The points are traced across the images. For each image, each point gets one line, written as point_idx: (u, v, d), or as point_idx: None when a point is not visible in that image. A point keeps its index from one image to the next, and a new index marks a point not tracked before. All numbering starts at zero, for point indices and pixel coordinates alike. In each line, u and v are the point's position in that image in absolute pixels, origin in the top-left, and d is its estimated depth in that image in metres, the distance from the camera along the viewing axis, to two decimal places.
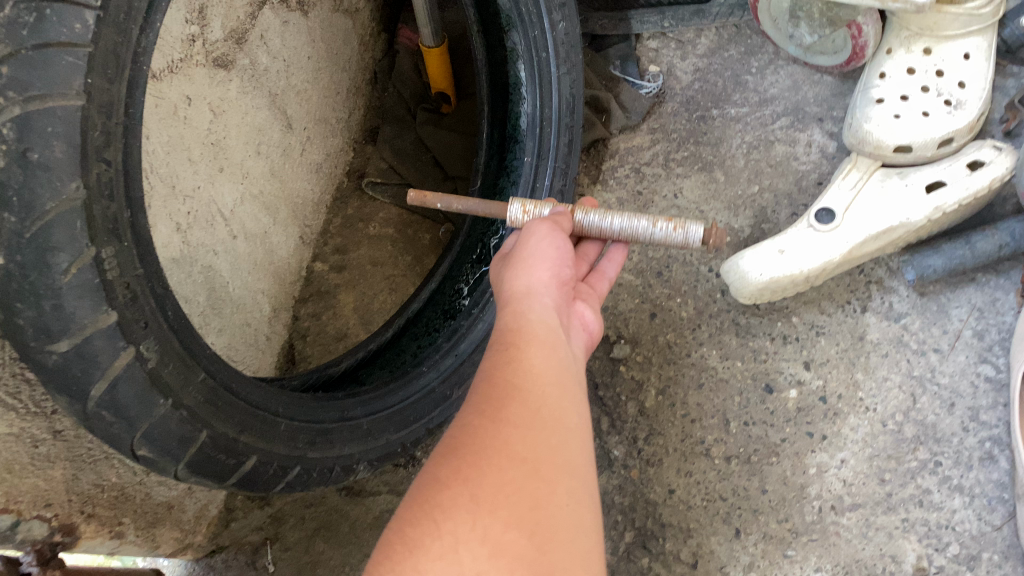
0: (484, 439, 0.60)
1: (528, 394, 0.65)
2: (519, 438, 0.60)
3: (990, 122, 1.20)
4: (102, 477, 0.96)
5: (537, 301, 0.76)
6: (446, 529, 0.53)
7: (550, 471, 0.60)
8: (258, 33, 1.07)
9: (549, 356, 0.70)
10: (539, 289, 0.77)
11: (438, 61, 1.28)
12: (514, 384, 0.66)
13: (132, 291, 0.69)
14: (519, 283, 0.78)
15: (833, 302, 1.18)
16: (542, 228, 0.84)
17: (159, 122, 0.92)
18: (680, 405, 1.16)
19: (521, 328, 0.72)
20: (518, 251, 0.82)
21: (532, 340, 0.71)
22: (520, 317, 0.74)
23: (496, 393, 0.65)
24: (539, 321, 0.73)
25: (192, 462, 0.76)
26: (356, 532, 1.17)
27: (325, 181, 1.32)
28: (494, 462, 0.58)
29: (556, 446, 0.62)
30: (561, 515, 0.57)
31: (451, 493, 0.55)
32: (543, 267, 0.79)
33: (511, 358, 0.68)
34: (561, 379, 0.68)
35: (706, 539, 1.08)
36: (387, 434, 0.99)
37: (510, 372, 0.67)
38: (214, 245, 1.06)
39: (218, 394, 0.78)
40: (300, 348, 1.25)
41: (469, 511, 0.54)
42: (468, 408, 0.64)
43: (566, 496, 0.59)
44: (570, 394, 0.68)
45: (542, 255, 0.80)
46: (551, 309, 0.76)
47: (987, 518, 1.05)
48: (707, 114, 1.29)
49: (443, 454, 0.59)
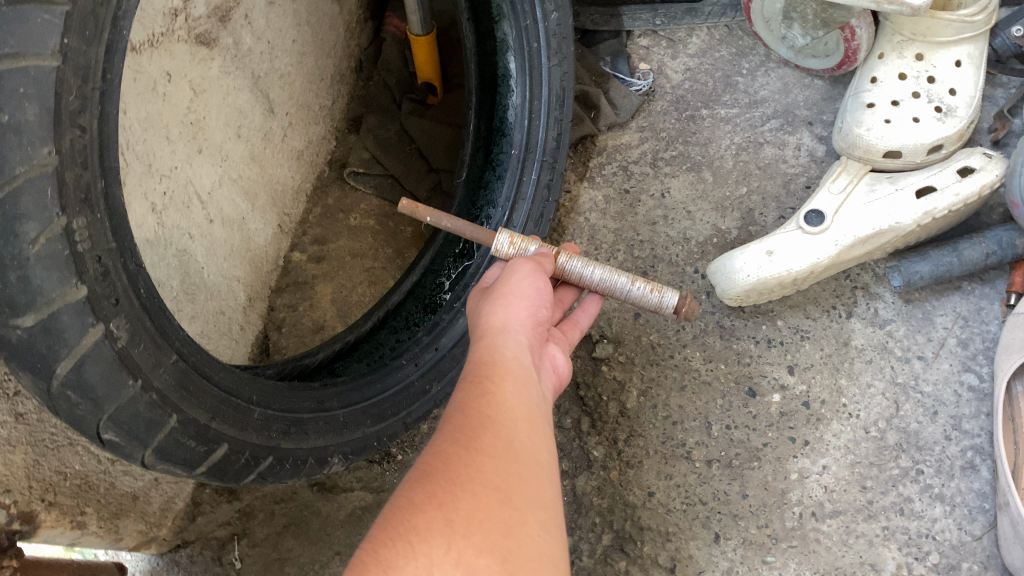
0: (458, 467, 0.58)
1: (502, 426, 0.63)
2: (493, 468, 0.59)
3: (979, 131, 1.20)
4: (65, 464, 0.92)
5: (513, 337, 0.74)
6: (420, 552, 0.51)
7: (524, 502, 0.58)
8: (242, 12, 1.05)
9: (524, 390, 0.68)
10: (515, 326, 0.75)
11: (426, 50, 1.25)
12: (489, 416, 0.64)
13: (104, 266, 0.66)
14: (495, 318, 0.76)
15: (818, 307, 1.17)
16: (526, 267, 0.81)
17: (137, 97, 0.89)
18: (663, 408, 1.14)
19: (497, 361, 0.70)
20: (499, 285, 0.79)
21: (506, 374, 0.69)
22: (494, 351, 0.72)
23: (470, 423, 0.63)
24: (513, 356, 0.71)
25: (160, 447, 0.73)
26: (327, 529, 1.14)
27: (307, 169, 1.29)
28: (468, 488, 0.56)
29: (529, 478, 0.60)
30: (536, 545, 0.56)
31: (425, 516, 0.53)
32: (521, 305, 0.77)
33: (484, 391, 0.66)
34: (534, 414, 0.67)
35: (684, 543, 1.07)
36: (363, 427, 0.96)
37: (484, 403, 0.65)
38: (189, 228, 1.03)
39: (190, 377, 0.75)
40: (275, 339, 1.22)
41: (443, 535, 0.52)
42: (440, 436, 0.62)
43: (540, 527, 0.57)
44: (543, 431, 0.67)
45: (522, 292, 0.78)
46: (526, 347, 0.74)
47: (967, 528, 1.04)
48: (696, 114, 1.27)
49: (415, 480, 0.57)
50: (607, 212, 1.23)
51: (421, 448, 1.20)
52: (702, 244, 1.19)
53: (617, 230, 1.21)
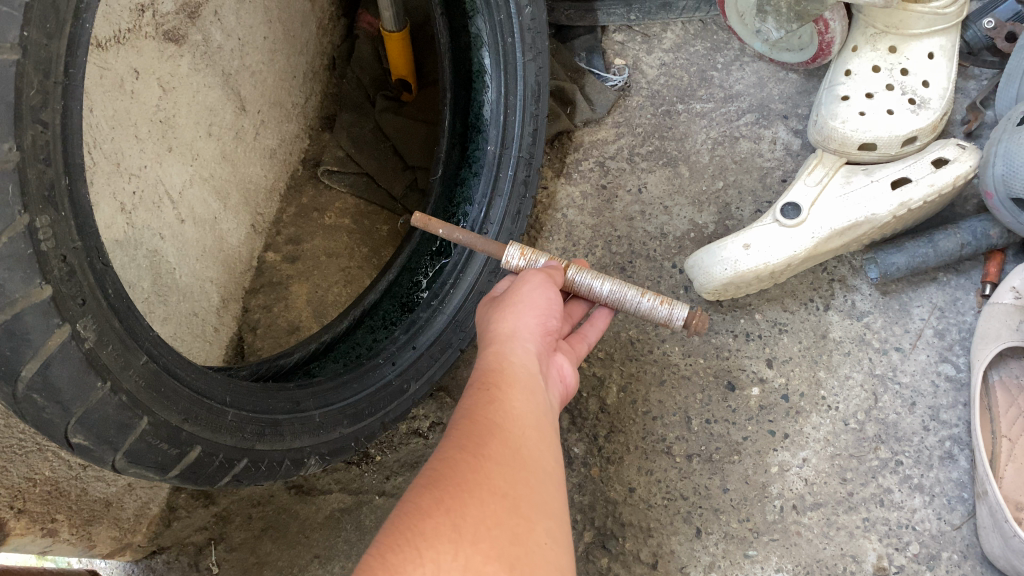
0: (466, 473, 0.57)
1: (509, 434, 0.62)
2: (500, 475, 0.58)
3: (952, 123, 1.20)
4: (34, 470, 0.90)
5: (520, 346, 0.73)
6: (428, 557, 0.50)
7: (531, 510, 0.57)
8: (212, 8, 1.03)
9: (530, 399, 0.67)
10: (523, 334, 0.74)
11: (399, 47, 1.24)
12: (496, 423, 0.63)
13: (69, 265, 0.64)
14: (503, 324, 0.75)
15: (796, 300, 1.17)
16: (537, 276, 0.79)
17: (104, 94, 0.87)
18: (643, 403, 1.13)
19: (504, 369, 0.69)
20: (510, 293, 0.77)
21: (513, 381, 0.68)
22: (502, 358, 0.71)
23: (477, 429, 0.62)
24: (521, 365, 0.70)
25: (131, 450, 0.72)
26: (306, 532, 1.12)
27: (280, 168, 1.28)
28: (476, 494, 0.56)
29: (535, 487, 0.60)
30: (542, 554, 0.55)
31: (433, 522, 0.53)
32: (532, 314, 0.75)
33: (491, 398, 0.65)
34: (540, 424, 0.66)
35: (666, 539, 1.06)
36: (340, 427, 0.95)
37: (491, 411, 0.64)
38: (160, 228, 1.01)
39: (161, 378, 0.74)
40: (250, 341, 1.20)
41: (451, 541, 0.52)
42: (446, 441, 0.61)
43: (545, 536, 0.57)
44: (548, 440, 0.66)
45: (533, 301, 0.76)
46: (533, 356, 0.73)
47: (946, 518, 1.05)
48: (672, 109, 1.27)
49: (422, 484, 0.56)
50: (585, 207, 1.22)
51: (400, 448, 1.18)
52: (679, 238, 1.18)
53: (594, 225, 1.21)
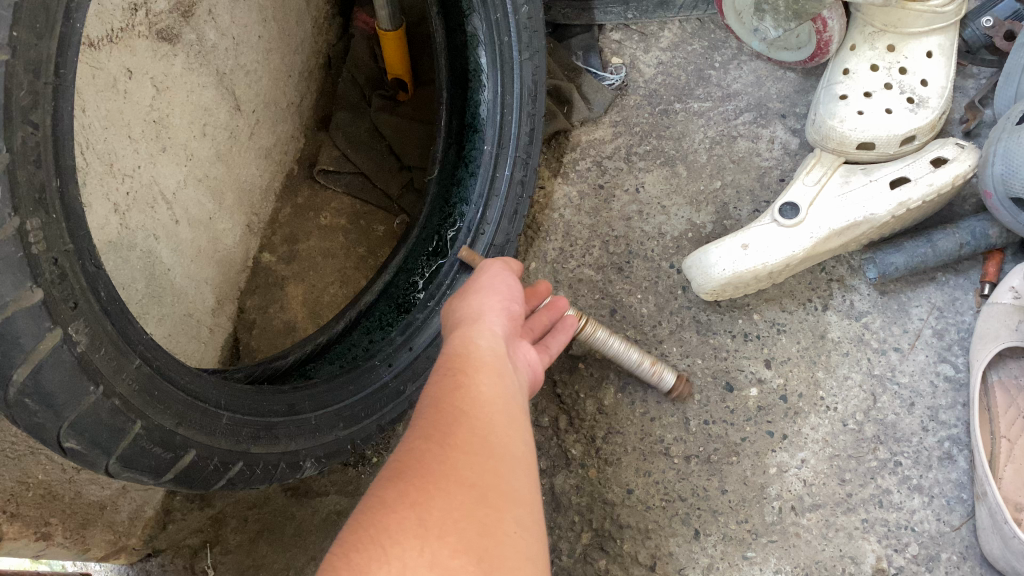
0: (432, 465, 0.54)
1: (478, 419, 0.59)
2: (468, 464, 0.55)
3: (951, 122, 1.20)
4: (28, 473, 0.89)
5: (487, 326, 0.68)
6: (392, 555, 0.47)
7: (501, 499, 0.54)
8: (205, 7, 1.02)
9: (500, 382, 0.63)
10: (489, 315, 0.69)
11: (395, 46, 1.23)
12: (464, 410, 0.59)
13: (61, 268, 0.63)
14: (468, 308, 0.71)
15: (794, 299, 1.16)
16: (497, 265, 0.78)
17: (96, 94, 0.86)
18: (641, 404, 1.13)
19: (470, 350, 0.65)
20: (470, 282, 0.76)
21: (480, 364, 0.64)
22: (467, 338, 0.67)
23: (443, 417, 0.59)
24: (487, 342, 0.66)
25: (125, 454, 0.71)
26: (302, 534, 1.12)
27: (276, 168, 1.27)
28: (441, 486, 0.52)
29: (506, 473, 0.56)
30: (515, 545, 0.52)
31: (397, 519, 0.50)
32: (494, 295, 0.73)
33: (457, 382, 0.62)
34: (511, 408, 0.62)
35: (664, 540, 1.06)
36: (336, 430, 0.94)
37: (458, 396, 0.60)
38: (154, 229, 1.00)
39: (155, 381, 0.73)
40: (246, 342, 1.19)
41: (416, 537, 0.49)
42: (412, 432, 0.58)
43: (518, 525, 0.53)
44: (521, 423, 0.62)
45: (495, 285, 0.74)
46: (502, 336, 0.68)
47: (946, 518, 1.04)
48: (669, 108, 1.26)
49: (386, 480, 0.53)
50: (582, 207, 1.22)
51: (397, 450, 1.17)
52: (677, 238, 1.18)
53: (592, 225, 1.21)
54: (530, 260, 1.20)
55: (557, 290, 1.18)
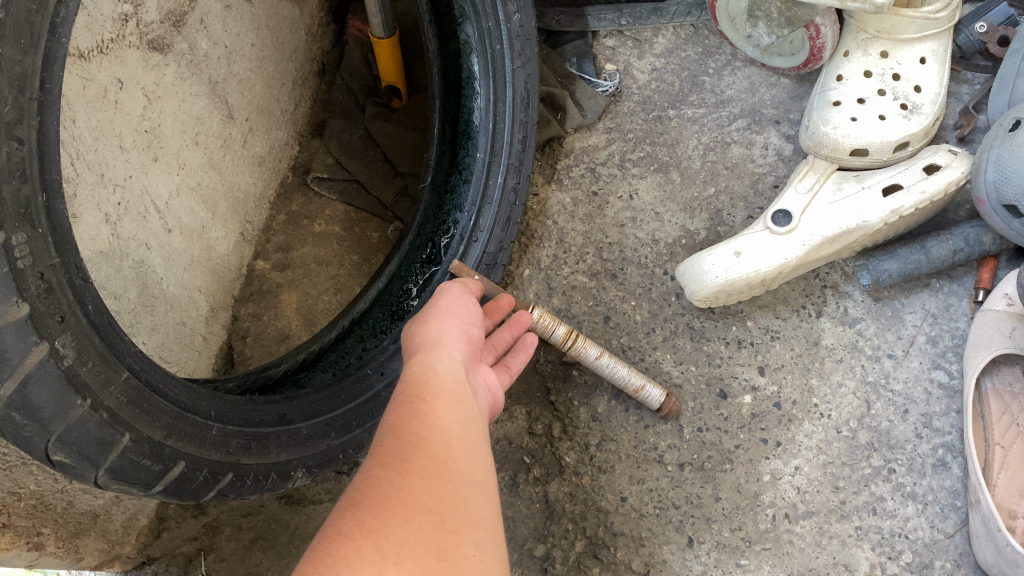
0: (388, 491, 0.54)
1: (436, 445, 0.59)
2: (425, 490, 0.55)
3: (944, 128, 1.20)
4: (19, 484, 0.89)
5: (446, 352, 0.69)
6: None
7: (459, 523, 0.54)
8: (197, 17, 1.02)
9: (458, 407, 0.64)
10: (448, 341, 0.71)
11: (389, 53, 1.23)
12: (421, 436, 0.60)
13: (47, 282, 0.63)
14: (427, 334, 0.72)
15: (788, 306, 1.16)
16: (455, 288, 0.79)
17: (87, 105, 0.86)
18: (635, 412, 1.13)
19: (428, 377, 0.66)
20: (429, 307, 0.77)
21: (439, 390, 0.64)
22: (425, 365, 0.67)
23: (401, 443, 0.59)
24: (445, 369, 0.67)
25: (113, 467, 0.71)
26: (296, 543, 1.12)
27: (270, 175, 1.27)
28: (397, 512, 0.53)
29: (464, 497, 0.57)
30: (473, 567, 0.52)
31: (354, 547, 0.50)
32: (453, 321, 0.74)
33: (415, 410, 0.62)
34: (469, 431, 0.63)
35: (658, 548, 1.06)
36: (328, 439, 0.94)
37: (415, 424, 0.61)
38: (147, 238, 1.00)
39: (143, 394, 0.73)
40: (239, 350, 1.19)
41: (374, 564, 0.49)
42: (370, 460, 0.59)
43: (475, 548, 0.54)
44: (480, 447, 0.63)
45: (454, 310, 0.75)
46: (460, 362, 0.69)
47: (939, 526, 1.05)
48: (663, 114, 1.26)
49: (343, 507, 0.53)
50: (576, 214, 1.22)
51: None
52: (671, 245, 1.18)
53: (586, 232, 1.20)
54: (524, 266, 1.20)
55: (551, 297, 1.17)
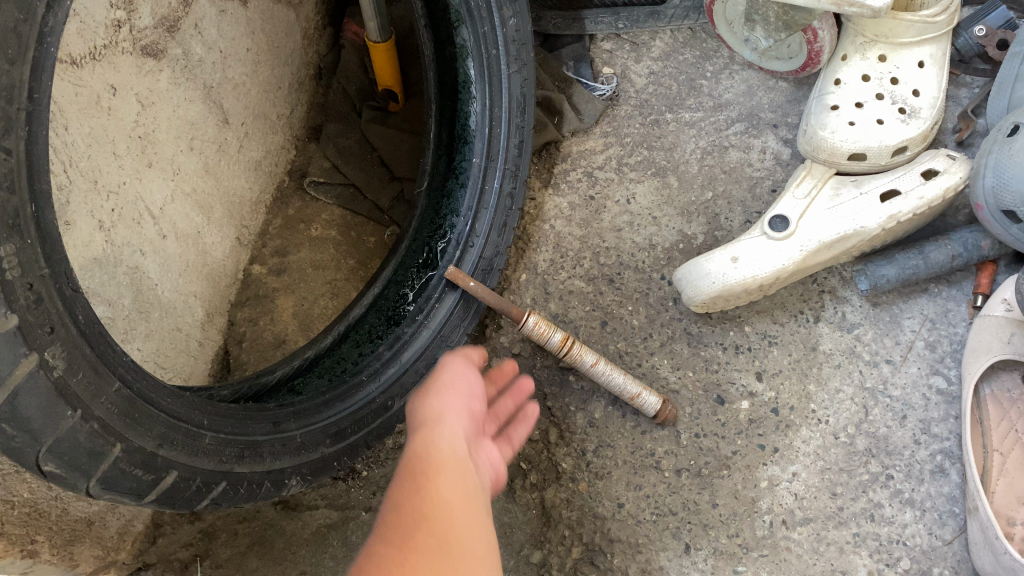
0: None
1: (439, 526, 0.58)
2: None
3: (943, 132, 1.19)
4: (12, 493, 0.89)
5: (448, 429, 0.68)
6: None
7: None
8: (191, 22, 1.02)
9: (460, 482, 0.63)
10: (450, 416, 0.70)
11: (385, 57, 1.23)
12: (424, 515, 0.59)
13: (36, 293, 0.63)
14: (429, 410, 0.71)
15: (786, 311, 1.15)
16: (455, 360, 0.78)
17: (79, 112, 0.86)
18: (632, 418, 1.12)
19: (429, 454, 0.65)
20: (430, 380, 0.75)
21: (441, 464, 0.64)
22: (427, 442, 0.66)
23: (405, 528, 0.58)
24: (447, 444, 0.66)
25: (104, 477, 0.71)
26: (292, 548, 1.12)
27: (266, 179, 1.26)
28: None
29: None
30: None
31: None
32: (454, 396, 0.73)
33: (420, 487, 0.61)
34: (472, 506, 0.62)
35: (655, 555, 1.06)
36: (322, 446, 0.93)
37: (419, 505, 0.60)
38: (141, 244, 1.00)
39: (134, 404, 0.73)
40: (235, 355, 1.19)
41: None
42: (374, 545, 0.57)
43: None
44: (484, 526, 0.62)
45: (455, 384, 0.74)
46: (461, 438, 0.68)
47: (938, 533, 1.04)
48: (661, 118, 1.25)
49: None
50: (573, 218, 1.21)
51: (386, 463, 1.16)
52: (668, 249, 1.18)
53: (583, 237, 1.20)
54: (521, 271, 1.20)
55: (547, 302, 1.17)
